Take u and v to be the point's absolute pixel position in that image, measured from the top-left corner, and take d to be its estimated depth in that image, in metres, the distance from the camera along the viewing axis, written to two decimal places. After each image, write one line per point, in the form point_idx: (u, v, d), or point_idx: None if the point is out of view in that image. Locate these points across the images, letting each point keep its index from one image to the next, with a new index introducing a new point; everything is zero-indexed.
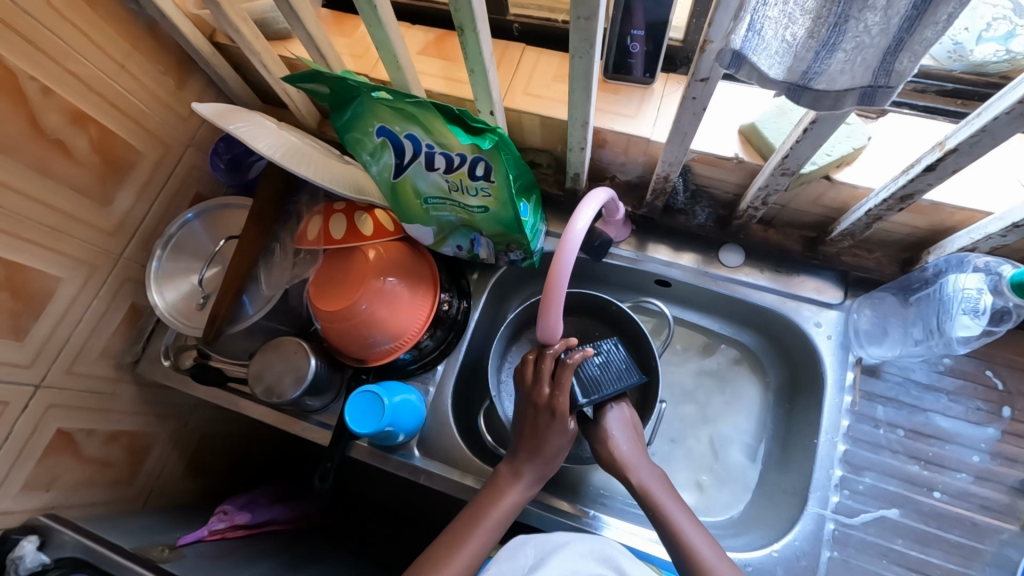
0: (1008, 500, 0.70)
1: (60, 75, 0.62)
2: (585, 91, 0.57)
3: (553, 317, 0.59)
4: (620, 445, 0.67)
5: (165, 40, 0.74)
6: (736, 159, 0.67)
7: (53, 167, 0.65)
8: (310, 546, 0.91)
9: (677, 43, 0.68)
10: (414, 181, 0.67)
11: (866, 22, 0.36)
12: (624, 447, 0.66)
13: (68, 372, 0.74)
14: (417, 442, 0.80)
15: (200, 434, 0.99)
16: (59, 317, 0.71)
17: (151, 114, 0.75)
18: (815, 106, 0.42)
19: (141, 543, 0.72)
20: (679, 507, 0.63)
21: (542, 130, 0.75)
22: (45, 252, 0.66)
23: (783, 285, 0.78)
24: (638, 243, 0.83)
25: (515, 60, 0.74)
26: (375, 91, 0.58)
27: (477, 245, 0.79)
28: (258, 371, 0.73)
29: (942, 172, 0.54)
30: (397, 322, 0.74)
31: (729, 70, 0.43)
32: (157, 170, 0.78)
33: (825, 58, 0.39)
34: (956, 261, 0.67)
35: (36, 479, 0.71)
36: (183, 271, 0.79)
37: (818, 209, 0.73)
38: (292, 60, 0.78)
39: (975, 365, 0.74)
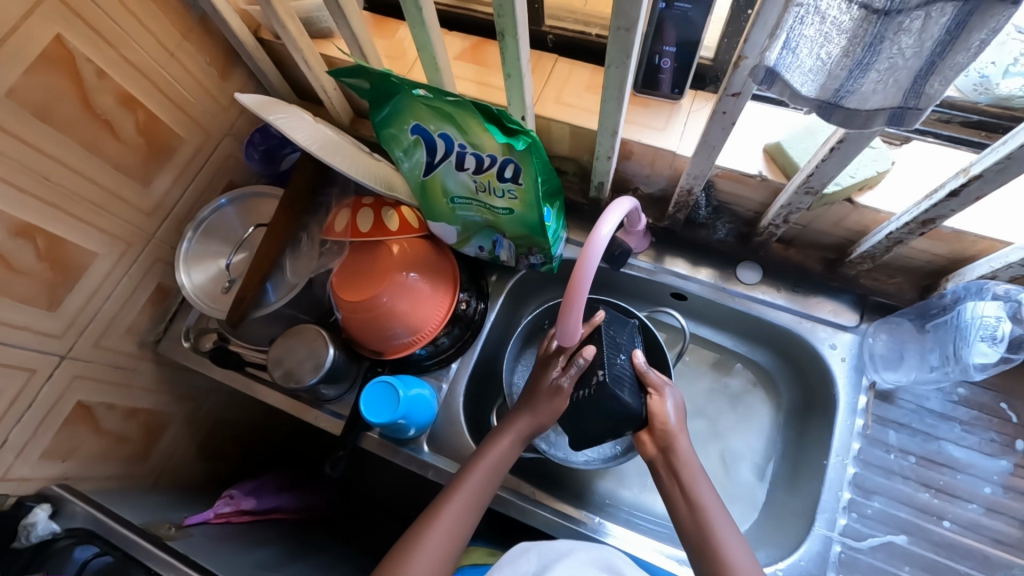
0: (1020, 534, 0.69)
1: (114, 59, 0.65)
2: (617, 101, 0.59)
3: (572, 317, 0.60)
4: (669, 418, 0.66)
5: (213, 33, 0.77)
6: (760, 176, 0.68)
7: (99, 146, 0.67)
8: (312, 537, 0.91)
9: (708, 62, 0.70)
10: (443, 180, 0.69)
11: (900, 45, 0.37)
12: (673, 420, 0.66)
13: (94, 346, 0.75)
14: (428, 438, 0.81)
15: (212, 419, 1.00)
16: (91, 291, 0.73)
17: (194, 102, 0.78)
18: (846, 124, 0.44)
19: (150, 520, 0.74)
20: (708, 488, 0.63)
21: (570, 139, 0.77)
22: (85, 227, 0.69)
23: (799, 305, 0.79)
24: (657, 256, 0.84)
25: (548, 70, 0.76)
26: (414, 89, 0.61)
27: (499, 247, 0.80)
28: (277, 356, 0.75)
29: (965, 198, 0.55)
30: (416, 317, 0.75)
31: (761, 86, 0.44)
32: (194, 156, 0.81)
33: (859, 77, 0.40)
34: (974, 289, 0.68)
35: (54, 449, 0.72)
36: (212, 255, 0.81)
37: (839, 232, 0.74)
38: (332, 58, 0.81)
39: (990, 396, 0.74)
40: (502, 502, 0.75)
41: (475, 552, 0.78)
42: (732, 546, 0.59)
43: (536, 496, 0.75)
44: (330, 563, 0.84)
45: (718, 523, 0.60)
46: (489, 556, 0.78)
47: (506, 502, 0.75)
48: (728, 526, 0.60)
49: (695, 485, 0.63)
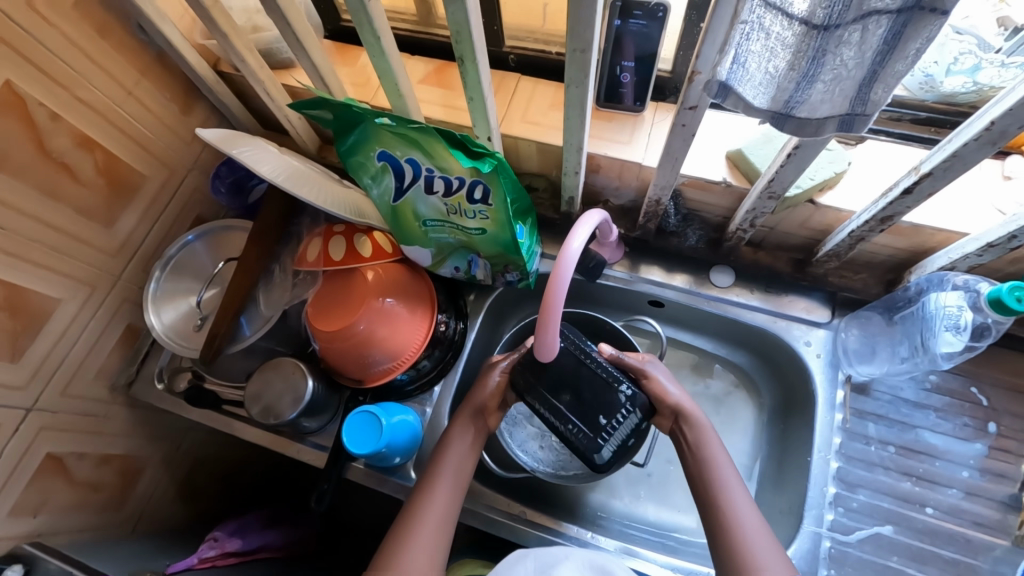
0: (999, 516, 0.71)
1: (68, 101, 0.64)
2: (579, 118, 0.60)
3: (550, 334, 0.60)
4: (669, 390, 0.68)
5: (172, 69, 0.76)
6: (725, 183, 0.70)
7: (57, 190, 0.66)
8: (302, 573, 0.89)
9: (667, 74, 0.71)
10: (414, 204, 0.69)
11: (843, 56, 0.39)
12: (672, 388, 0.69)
13: (61, 395, 0.73)
14: (414, 464, 0.79)
15: (192, 460, 0.97)
16: (55, 338, 0.71)
17: (156, 139, 0.77)
18: (798, 133, 0.45)
19: (129, 571, 0.71)
20: (721, 449, 0.63)
21: (538, 156, 0.78)
22: (46, 273, 0.67)
23: (772, 305, 0.80)
24: (631, 265, 0.85)
25: (511, 89, 0.77)
26: (378, 118, 0.61)
27: (474, 267, 0.80)
28: (255, 392, 0.73)
29: (919, 196, 0.57)
30: (395, 342, 0.75)
31: (716, 100, 0.46)
32: (159, 193, 0.80)
33: (807, 89, 0.41)
34: (936, 281, 0.70)
35: (23, 505, 0.69)
36: (182, 292, 0.80)
37: (804, 231, 0.76)
38: (295, 88, 0.81)
39: (960, 382, 0.76)
40: (492, 523, 0.74)
41: (468, 564, 0.77)
42: (741, 508, 0.59)
43: (529, 515, 0.74)
44: None
45: (729, 487, 0.60)
46: (484, 566, 0.77)
47: (498, 523, 0.74)
48: (738, 492, 0.60)
49: (711, 447, 0.63)
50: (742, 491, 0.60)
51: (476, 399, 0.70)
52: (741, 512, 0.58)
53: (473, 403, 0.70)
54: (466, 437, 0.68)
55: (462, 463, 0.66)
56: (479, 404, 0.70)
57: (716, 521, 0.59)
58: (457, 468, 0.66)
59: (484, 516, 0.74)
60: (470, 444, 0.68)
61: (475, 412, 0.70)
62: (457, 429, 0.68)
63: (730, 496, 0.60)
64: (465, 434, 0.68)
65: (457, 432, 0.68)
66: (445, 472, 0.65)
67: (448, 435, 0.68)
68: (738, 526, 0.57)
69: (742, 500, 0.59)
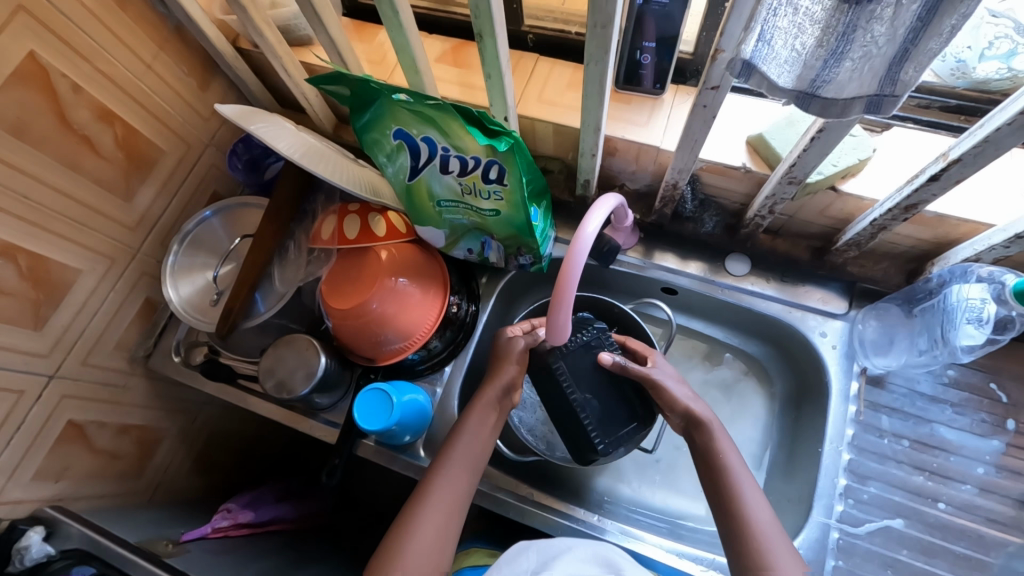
0: (1014, 512, 0.70)
1: (89, 73, 0.64)
2: (598, 98, 0.59)
3: (561, 315, 0.60)
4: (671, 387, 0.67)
5: (191, 43, 0.76)
6: (744, 168, 0.68)
7: (79, 162, 0.67)
8: (313, 546, 0.91)
9: (688, 56, 0.70)
10: (429, 183, 0.69)
11: (873, 32, 0.37)
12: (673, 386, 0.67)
13: (82, 365, 0.75)
14: (424, 443, 0.80)
15: (207, 433, 0.99)
16: (76, 309, 0.72)
17: (174, 114, 0.77)
18: (824, 114, 0.44)
19: (146, 537, 0.73)
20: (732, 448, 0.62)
21: (554, 138, 0.77)
22: (68, 244, 0.68)
23: (788, 295, 0.79)
24: (646, 251, 0.84)
25: (529, 69, 0.76)
26: (395, 93, 0.60)
27: (488, 249, 0.80)
28: (269, 366, 0.74)
29: (946, 182, 0.55)
30: (407, 322, 0.75)
31: (739, 79, 0.45)
32: (177, 168, 0.80)
33: (834, 67, 0.40)
34: (959, 272, 0.68)
35: (46, 470, 0.72)
36: (199, 267, 0.81)
37: (825, 220, 0.74)
38: (312, 66, 0.81)
39: (980, 377, 0.75)
40: (495, 502, 0.74)
41: (475, 553, 0.78)
42: (755, 505, 0.58)
43: (537, 498, 0.75)
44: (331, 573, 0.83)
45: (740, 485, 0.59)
46: (489, 556, 0.77)
47: (506, 504, 0.74)
48: (750, 486, 0.60)
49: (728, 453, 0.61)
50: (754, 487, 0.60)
51: (474, 429, 0.66)
52: (754, 510, 0.58)
53: (469, 436, 0.65)
54: (463, 470, 0.64)
55: (463, 474, 0.64)
56: (504, 386, 0.69)
57: (734, 525, 0.57)
58: (446, 503, 0.61)
59: (482, 492, 0.75)
60: (460, 477, 0.63)
61: (471, 446, 0.65)
62: (449, 461, 0.64)
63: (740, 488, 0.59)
64: (456, 465, 0.64)
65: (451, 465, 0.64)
66: (433, 509, 0.61)
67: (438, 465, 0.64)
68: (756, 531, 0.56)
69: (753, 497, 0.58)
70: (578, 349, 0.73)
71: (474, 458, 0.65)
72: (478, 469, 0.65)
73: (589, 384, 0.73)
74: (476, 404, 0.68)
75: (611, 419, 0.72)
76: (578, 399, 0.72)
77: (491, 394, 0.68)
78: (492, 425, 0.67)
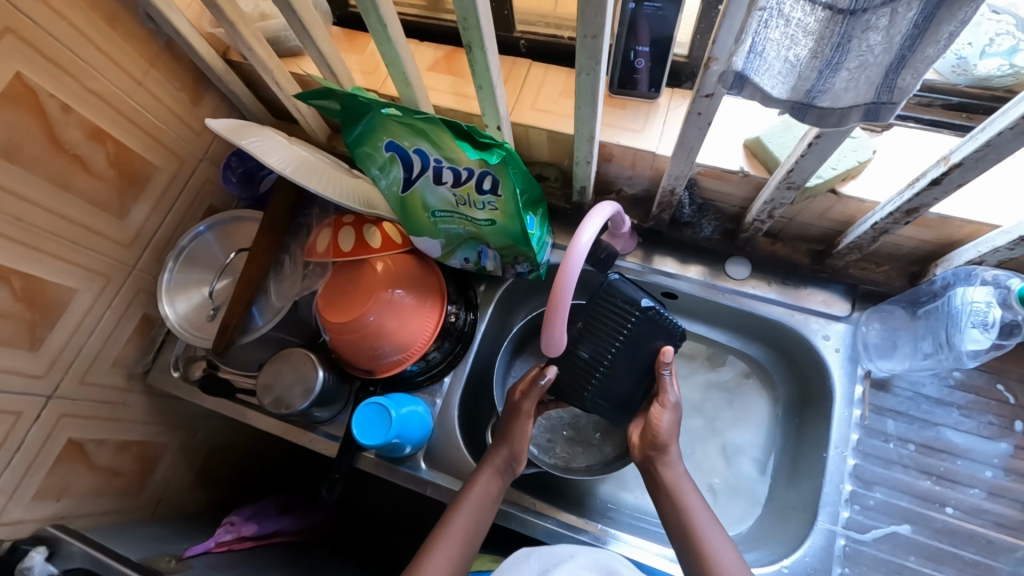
0: (1022, 517, 0.69)
1: (79, 92, 0.64)
2: (591, 107, 0.58)
3: (557, 328, 0.60)
4: (663, 418, 0.67)
5: (182, 58, 0.76)
6: (742, 172, 0.67)
7: (71, 181, 0.66)
8: (316, 558, 0.91)
9: (683, 59, 0.69)
10: (422, 195, 0.68)
11: (869, 42, 0.36)
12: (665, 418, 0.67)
13: (80, 383, 0.74)
14: (424, 455, 0.80)
15: (208, 446, 0.99)
16: (73, 328, 0.72)
17: (166, 129, 0.77)
18: (820, 123, 0.43)
19: (148, 554, 0.73)
20: (695, 493, 0.65)
21: (549, 145, 0.76)
22: (62, 264, 0.68)
23: (790, 298, 0.78)
24: (644, 256, 0.83)
25: (522, 76, 0.75)
26: (385, 107, 0.60)
27: (484, 258, 0.79)
28: (267, 382, 0.74)
29: (948, 186, 0.54)
30: (404, 334, 0.74)
31: (732, 90, 0.44)
32: (171, 183, 0.80)
33: (829, 77, 0.39)
34: (963, 275, 0.67)
35: (47, 489, 0.71)
36: (195, 282, 0.80)
37: (825, 222, 0.73)
38: (303, 77, 0.80)
39: (986, 379, 0.74)
40: (498, 514, 0.74)
41: (478, 558, 0.78)
42: (721, 548, 0.60)
43: (538, 507, 0.74)
44: None
45: (704, 525, 0.61)
46: (493, 561, 0.77)
47: (507, 514, 0.74)
48: (715, 531, 0.61)
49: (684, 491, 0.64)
50: (718, 528, 0.62)
51: (475, 500, 0.66)
52: (718, 549, 0.60)
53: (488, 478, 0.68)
54: (462, 544, 0.63)
55: (479, 514, 0.66)
56: (508, 457, 0.70)
57: (699, 565, 0.60)
58: (459, 542, 0.63)
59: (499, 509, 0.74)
60: (476, 517, 0.65)
61: (470, 521, 0.65)
62: (448, 534, 0.64)
63: (704, 529, 0.61)
64: (455, 540, 0.63)
65: (448, 538, 0.64)
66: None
67: (437, 534, 0.64)
68: (714, 559, 0.59)
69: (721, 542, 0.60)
70: (646, 328, 0.71)
71: (472, 533, 0.65)
72: (474, 545, 0.65)
73: (629, 364, 0.71)
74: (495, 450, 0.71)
75: (611, 394, 0.73)
76: (615, 365, 0.72)
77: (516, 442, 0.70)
78: (495, 496, 0.68)
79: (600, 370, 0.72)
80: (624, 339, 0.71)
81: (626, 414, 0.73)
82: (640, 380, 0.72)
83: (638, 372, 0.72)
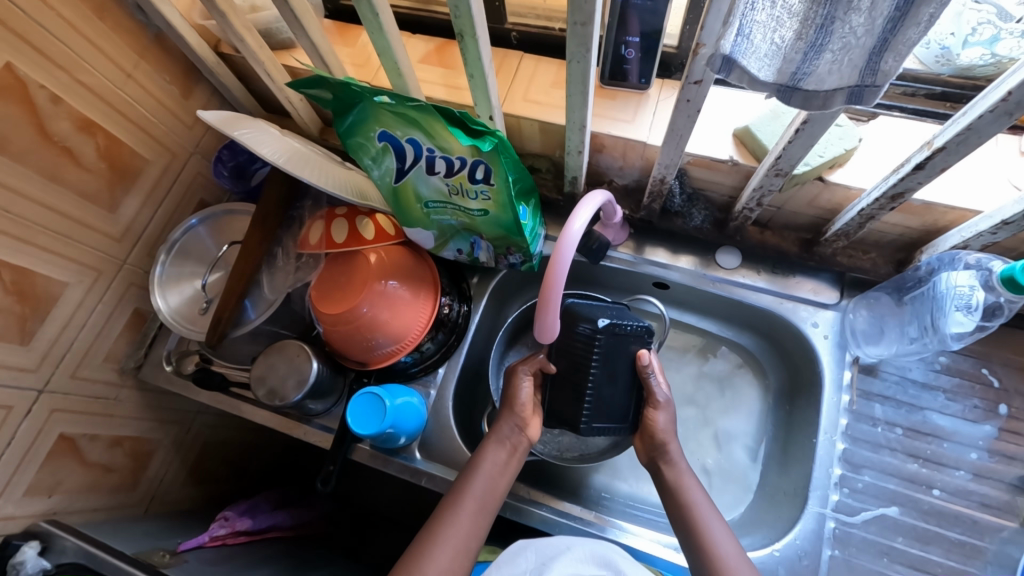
0: (1007, 497, 0.70)
1: (68, 83, 0.63)
2: (582, 96, 0.58)
3: (550, 315, 0.61)
4: (660, 416, 0.69)
5: (172, 50, 0.75)
6: (731, 161, 0.68)
7: (61, 174, 0.66)
8: (311, 552, 0.90)
9: (672, 50, 0.70)
10: (415, 185, 0.68)
11: (851, 24, 0.37)
12: (664, 418, 0.69)
13: (72, 378, 0.74)
14: (419, 445, 0.80)
15: (201, 442, 0.99)
16: (64, 322, 0.71)
17: (157, 122, 0.76)
18: (805, 106, 0.44)
19: (143, 548, 0.72)
20: (698, 487, 0.65)
21: (541, 135, 0.77)
22: (52, 257, 0.67)
23: (779, 286, 0.79)
24: (636, 247, 0.84)
25: (514, 67, 0.76)
26: (377, 96, 0.60)
27: (477, 249, 0.80)
28: (260, 374, 0.74)
29: (931, 170, 0.55)
30: (398, 325, 0.74)
31: (721, 74, 0.44)
32: (161, 176, 0.80)
33: (814, 59, 0.40)
34: (948, 260, 0.68)
35: (39, 485, 0.71)
36: (187, 276, 0.80)
37: (813, 211, 0.74)
38: (295, 69, 0.80)
39: (971, 363, 0.75)
40: None
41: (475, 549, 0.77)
42: (720, 539, 0.61)
43: (532, 496, 0.75)
44: None
45: (706, 516, 0.62)
46: (490, 552, 0.77)
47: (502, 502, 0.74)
48: (716, 519, 0.62)
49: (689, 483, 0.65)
50: (718, 517, 0.63)
51: (486, 471, 0.66)
52: (719, 541, 0.60)
53: (497, 445, 0.68)
54: (476, 513, 0.63)
55: (494, 482, 0.66)
56: (517, 423, 0.70)
57: (703, 559, 0.60)
58: (474, 511, 0.63)
59: (509, 504, 0.74)
60: (490, 483, 0.65)
61: (483, 490, 0.65)
62: (462, 504, 0.63)
63: (706, 521, 0.62)
64: (469, 510, 0.63)
65: (462, 505, 0.63)
66: (443, 551, 0.60)
67: (449, 505, 0.63)
68: (717, 555, 0.59)
69: (719, 527, 0.61)
70: (614, 341, 0.68)
71: (485, 502, 0.64)
72: (490, 513, 0.64)
73: (611, 379, 0.68)
74: (501, 417, 0.71)
75: (610, 411, 0.69)
76: (600, 387, 0.68)
77: (522, 410, 0.70)
78: (506, 464, 0.67)
79: (589, 394, 0.68)
80: (597, 362, 0.68)
81: (629, 423, 0.70)
82: (629, 387, 0.69)
83: (623, 380, 0.69)
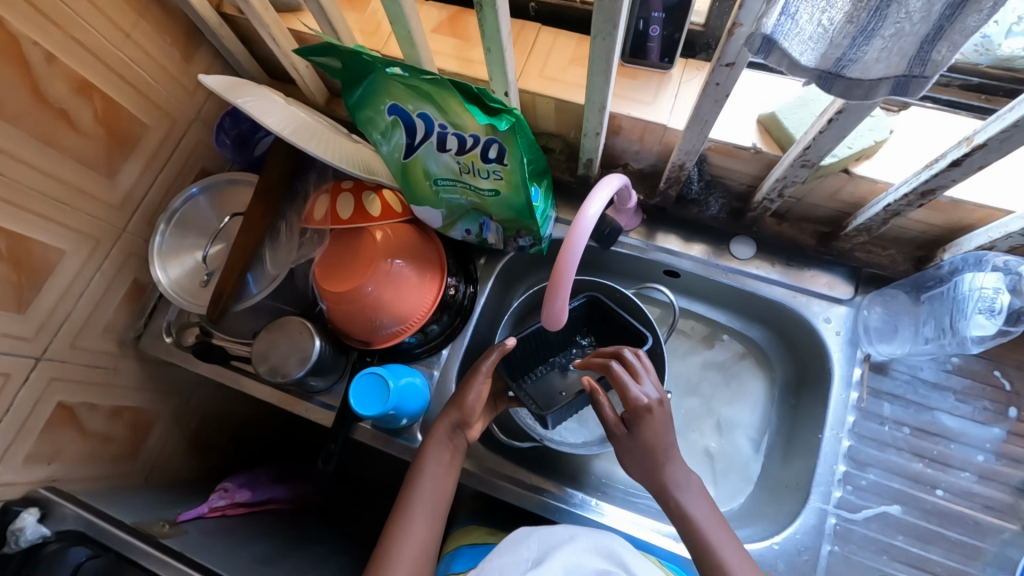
0: (1011, 500, 0.70)
1: (63, 41, 0.60)
2: (604, 75, 0.55)
3: (558, 301, 0.59)
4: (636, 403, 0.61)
5: (172, 9, 0.72)
6: (754, 149, 0.66)
7: (57, 137, 0.63)
8: (309, 527, 0.91)
9: (699, 28, 0.66)
10: (425, 162, 0.66)
11: (907, 8, 0.35)
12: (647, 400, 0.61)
13: (70, 346, 0.73)
14: (420, 426, 0.79)
15: (201, 413, 0.98)
16: (62, 290, 0.70)
17: (156, 84, 0.73)
18: (846, 95, 0.41)
19: (142, 518, 0.72)
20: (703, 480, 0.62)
21: (557, 114, 0.74)
22: (49, 224, 0.65)
23: (793, 279, 0.78)
24: (648, 233, 0.82)
25: (531, 40, 0.72)
26: (389, 67, 0.57)
27: (486, 230, 0.77)
28: (262, 350, 0.73)
29: (968, 167, 0.53)
30: (403, 305, 0.73)
31: (757, 56, 0.40)
32: (161, 143, 0.77)
33: (862, 45, 0.38)
34: (973, 261, 0.68)
35: (38, 453, 0.70)
36: (188, 247, 0.78)
37: (834, 204, 0.72)
38: (302, 34, 0.76)
39: (984, 365, 0.74)
40: (494, 487, 0.75)
41: (474, 532, 0.77)
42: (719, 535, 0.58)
43: (533, 481, 0.75)
44: (328, 554, 0.84)
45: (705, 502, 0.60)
46: (488, 534, 0.77)
47: (497, 486, 0.75)
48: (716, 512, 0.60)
49: None
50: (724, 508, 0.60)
51: (431, 471, 0.66)
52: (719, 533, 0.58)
53: (437, 445, 0.67)
54: (427, 516, 0.62)
55: (439, 481, 0.65)
56: (456, 421, 0.68)
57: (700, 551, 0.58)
58: (427, 513, 0.62)
59: (486, 479, 0.75)
60: (436, 481, 0.65)
61: (431, 491, 0.64)
62: (412, 508, 0.63)
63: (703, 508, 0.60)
64: (420, 513, 0.62)
65: (413, 511, 0.63)
66: (401, 560, 0.58)
67: (401, 512, 0.63)
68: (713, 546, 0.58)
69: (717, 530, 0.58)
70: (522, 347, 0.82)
71: (435, 503, 0.64)
72: (442, 514, 0.64)
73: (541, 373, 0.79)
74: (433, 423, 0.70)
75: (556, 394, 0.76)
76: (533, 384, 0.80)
77: (445, 416, 0.69)
78: (449, 462, 0.67)
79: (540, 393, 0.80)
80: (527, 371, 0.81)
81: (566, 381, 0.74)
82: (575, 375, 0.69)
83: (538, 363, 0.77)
